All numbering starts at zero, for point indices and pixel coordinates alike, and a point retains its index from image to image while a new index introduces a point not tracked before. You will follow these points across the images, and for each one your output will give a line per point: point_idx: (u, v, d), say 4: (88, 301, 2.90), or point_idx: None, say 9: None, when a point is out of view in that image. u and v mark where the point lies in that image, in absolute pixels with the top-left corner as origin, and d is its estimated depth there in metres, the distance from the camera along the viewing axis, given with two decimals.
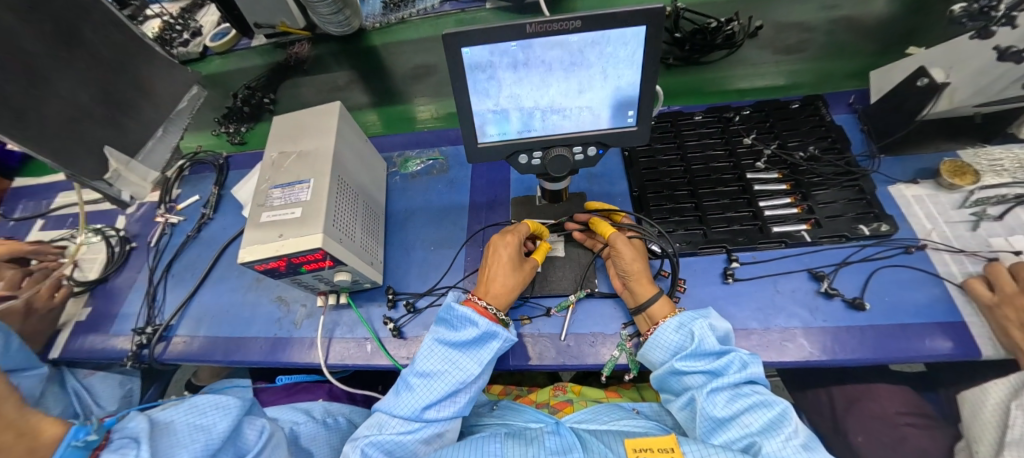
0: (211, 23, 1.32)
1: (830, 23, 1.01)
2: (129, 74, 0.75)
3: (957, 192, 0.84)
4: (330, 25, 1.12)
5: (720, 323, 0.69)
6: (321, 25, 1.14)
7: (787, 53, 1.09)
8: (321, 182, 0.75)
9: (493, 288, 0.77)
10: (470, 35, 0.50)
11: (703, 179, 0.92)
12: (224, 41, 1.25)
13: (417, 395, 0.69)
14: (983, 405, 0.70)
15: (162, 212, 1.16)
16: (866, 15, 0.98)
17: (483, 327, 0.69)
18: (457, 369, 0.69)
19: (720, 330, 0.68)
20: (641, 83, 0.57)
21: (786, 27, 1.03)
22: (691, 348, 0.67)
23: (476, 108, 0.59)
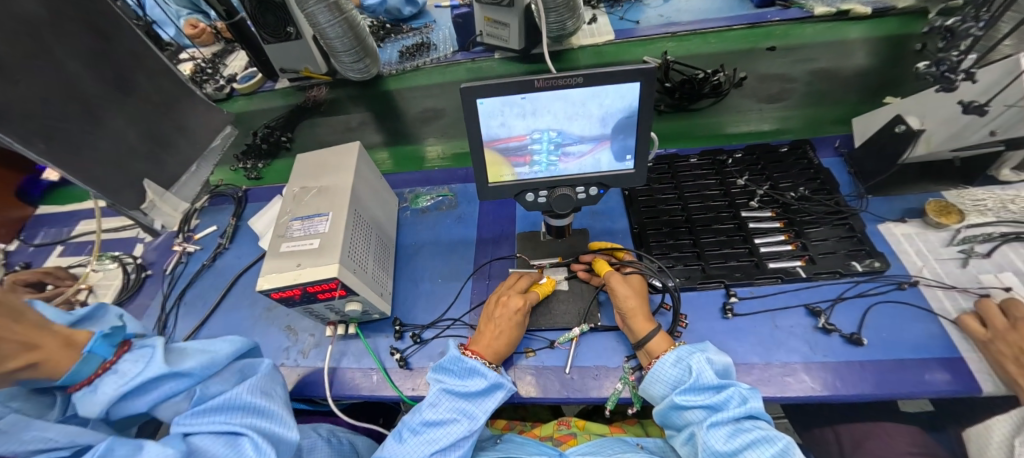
0: (239, 67, 1.44)
1: (808, 75, 1.10)
2: (173, 114, 0.82)
3: (944, 231, 0.88)
4: (350, 72, 1.21)
5: (719, 358, 0.71)
6: (342, 72, 1.24)
7: (775, 100, 1.17)
8: (339, 215, 0.80)
9: (494, 340, 0.79)
10: (485, 88, 0.56)
11: (700, 217, 0.96)
12: (250, 84, 1.34)
13: (421, 444, 0.69)
14: (989, 442, 0.70)
15: (180, 241, 1.21)
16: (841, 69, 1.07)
17: (492, 378, 0.74)
18: (464, 419, 0.71)
19: (719, 364, 0.70)
20: (638, 130, 0.63)
21: (768, 78, 1.13)
22: (691, 384, 0.68)
23: (487, 151, 0.64)
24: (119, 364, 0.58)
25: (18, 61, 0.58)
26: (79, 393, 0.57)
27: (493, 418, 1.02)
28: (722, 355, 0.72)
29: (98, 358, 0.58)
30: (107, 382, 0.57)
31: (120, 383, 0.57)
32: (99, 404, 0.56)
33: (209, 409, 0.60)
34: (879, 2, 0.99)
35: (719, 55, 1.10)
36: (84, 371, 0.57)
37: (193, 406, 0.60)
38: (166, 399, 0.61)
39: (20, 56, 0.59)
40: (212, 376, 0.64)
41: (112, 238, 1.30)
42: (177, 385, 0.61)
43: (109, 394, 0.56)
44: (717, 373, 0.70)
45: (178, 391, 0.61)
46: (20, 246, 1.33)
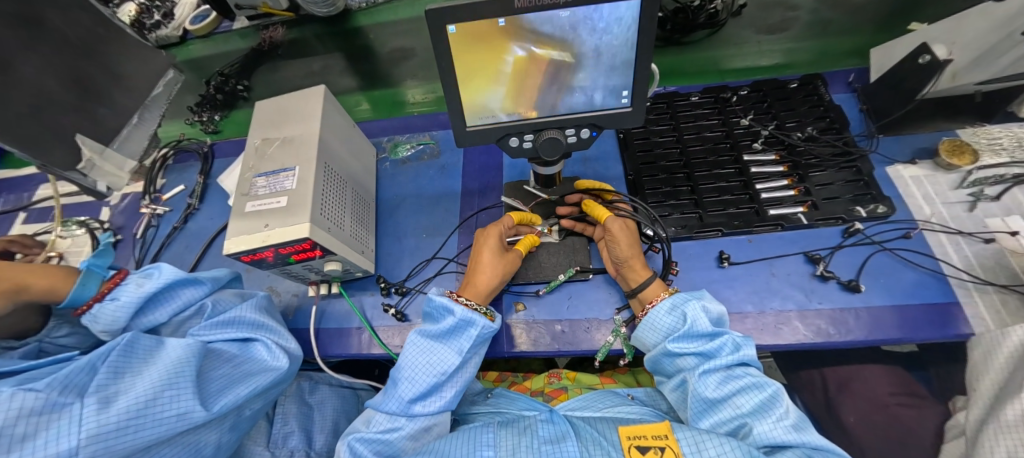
0: (189, 4, 1.26)
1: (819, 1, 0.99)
2: (100, 59, 0.72)
3: (954, 172, 0.83)
4: (314, 7, 1.09)
5: (713, 304, 0.69)
6: (304, 6, 1.11)
7: (783, 29, 1.06)
8: (307, 169, 0.73)
9: (477, 278, 0.76)
10: (455, 11, 0.47)
11: (700, 162, 0.90)
12: (205, 24, 1.22)
13: (401, 390, 0.68)
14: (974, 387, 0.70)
15: (147, 202, 1.13)
16: None
17: (458, 315, 0.69)
18: (437, 361, 0.69)
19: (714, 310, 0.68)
20: (635, 61, 0.55)
21: (770, 5, 1.01)
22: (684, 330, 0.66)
23: (462, 90, 0.56)
24: (129, 281, 0.67)
25: None
26: (89, 310, 0.65)
27: (484, 370, 1.03)
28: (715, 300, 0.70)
29: (98, 277, 0.67)
30: (124, 294, 0.66)
31: (137, 292, 0.66)
32: (120, 312, 0.65)
33: (221, 319, 0.69)
34: None
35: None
36: (91, 288, 0.65)
37: (207, 316, 0.70)
38: (178, 312, 0.70)
39: None
40: (216, 293, 0.74)
41: (76, 202, 1.22)
42: (190, 297, 0.71)
43: (128, 302, 0.65)
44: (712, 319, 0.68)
45: (190, 303, 0.71)
46: None
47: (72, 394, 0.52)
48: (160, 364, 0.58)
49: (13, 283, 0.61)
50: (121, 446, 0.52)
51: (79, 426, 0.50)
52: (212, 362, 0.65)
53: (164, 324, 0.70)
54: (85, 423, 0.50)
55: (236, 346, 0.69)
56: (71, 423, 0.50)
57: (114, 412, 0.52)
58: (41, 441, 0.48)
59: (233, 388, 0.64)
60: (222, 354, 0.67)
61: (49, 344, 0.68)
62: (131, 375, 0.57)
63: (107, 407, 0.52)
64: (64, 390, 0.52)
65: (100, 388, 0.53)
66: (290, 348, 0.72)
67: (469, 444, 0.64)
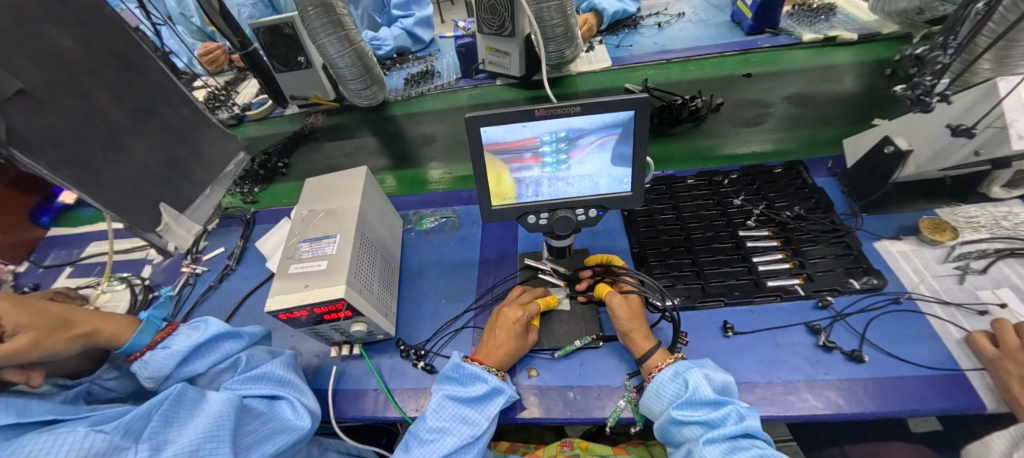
0: (249, 94, 1.54)
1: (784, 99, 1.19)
2: (190, 142, 0.88)
3: (939, 247, 0.89)
4: (358, 99, 1.29)
5: (715, 370, 0.72)
6: (350, 98, 1.31)
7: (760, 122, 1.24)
8: (347, 237, 0.83)
9: (498, 351, 0.81)
10: (485, 118, 0.56)
11: (699, 236, 0.98)
12: (261, 110, 1.40)
13: (426, 451, 0.70)
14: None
15: (188, 262, 1.23)
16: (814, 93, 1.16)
17: (493, 383, 0.75)
18: (466, 424, 0.72)
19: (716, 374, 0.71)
20: (633, 156, 0.62)
21: (745, 103, 1.23)
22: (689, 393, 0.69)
23: (488, 177, 0.63)
24: (179, 332, 0.74)
25: (50, 90, 0.64)
26: (140, 357, 0.71)
27: (496, 440, 1.02)
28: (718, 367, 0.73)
29: (155, 327, 0.74)
30: (175, 342, 0.72)
31: (186, 341, 0.71)
32: (168, 359, 0.70)
33: (252, 373, 0.73)
34: (863, 30, 1.08)
35: (699, 82, 1.20)
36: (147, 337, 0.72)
37: (241, 369, 0.74)
38: (217, 363, 0.75)
39: (49, 88, 0.64)
40: (251, 349, 0.79)
41: (121, 260, 1.32)
42: (228, 350, 0.76)
43: (178, 350, 0.71)
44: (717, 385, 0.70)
45: (227, 356, 0.75)
46: (29, 268, 1.35)
47: (130, 439, 0.57)
48: (203, 416, 0.62)
49: (89, 328, 0.69)
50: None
51: None
52: (246, 416, 0.68)
53: (200, 376, 0.74)
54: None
55: (264, 404, 0.72)
56: None
57: None
58: None
59: (264, 443, 0.67)
60: (252, 410, 0.69)
61: (96, 387, 0.74)
62: (179, 423, 0.61)
63: (156, 455, 0.56)
64: (125, 434, 0.57)
65: (152, 435, 0.57)
66: (311, 406, 0.75)
67: None
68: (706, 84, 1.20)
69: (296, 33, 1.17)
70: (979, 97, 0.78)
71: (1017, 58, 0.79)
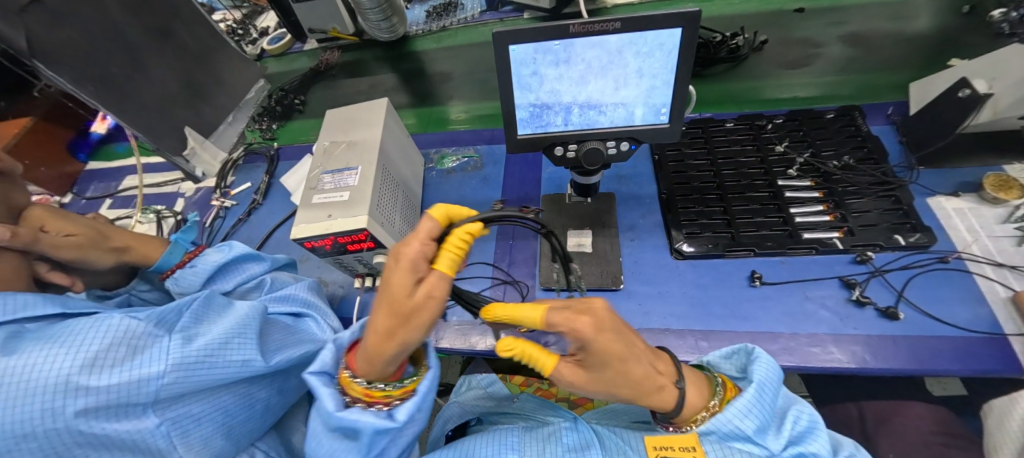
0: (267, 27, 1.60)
1: (840, 38, 1.07)
2: (208, 64, 0.92)
3: (1001, 207, 0.81)
4: (378, 31, 1.24)
5: (771, 377, 0.61)
6: (371, 32, 1.27)
7: (808, 64, 1.13)
8: (368, 169, 0.81)
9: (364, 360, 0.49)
10: (516, 34, 0.51)
11: (733, 184, 0.92)
12: (280, 46, 1.39)
13: None
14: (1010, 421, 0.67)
15: (217, 196, 1.26)
16: (878, 32, 1.04)
17: (336, 413, 0.50)
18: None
19: (772, 383, 0.60)
20: (674, 83, 0.56)
21: (794, 42, 1.09)
22: (754, 448, 0.56)
23: (515, 103, 0.59)
24: (205, 253, 0.77)
25: None
26: (171, 274, 0.75)
27: (511, 375, 1.05)
28: (774, 373, 0.62)
29: (182, 248, 0.78)
30: (202, 262, 0.76)
31: (211, 261, 0.75)
32: (195, 278, 0.74)
33: (278, 293, 0.76)
34: None
35: (742, 18, 1.06)
36: (176, 257, 0.76)
37: (267, 290, 0.77)
38: (243, 282, 0.78)
39: None
40: (276, 272, 0.82)
41: (156, 192, 1.36)
42: (254, 272, 0.79)
43: (204, 269, 0.75)
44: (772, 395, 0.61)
45: (253, 277, 0.79)
46: (73, 199, 1.41)
47: (163, 330, 0.61)
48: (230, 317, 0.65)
49: (123, 244, 0.74)
50: (198, 377, 0.58)
51: (165, 354, 0.57)
52: (272, 327, 0.71)
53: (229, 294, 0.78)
54: (171, 352, 0.57)
55: (290, 319, 0.75)
56: (159, 352, 0.57)
57: (193, 348, 0.59)
58: (136, 362, 0.55)
59: (287, 349, 0.70)
60: (278, 323, 0.72)
61: (134, 298, 0.79)
62: (209, 323, 0.64)
63: (188, 343, 0.59)
64: (158, 325, 0.61)
65: (184, 328, 0.61)
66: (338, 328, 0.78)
67: (496, 445, 0.65)
68: (751, 20, 1.06)
69: None
70: None
71: None
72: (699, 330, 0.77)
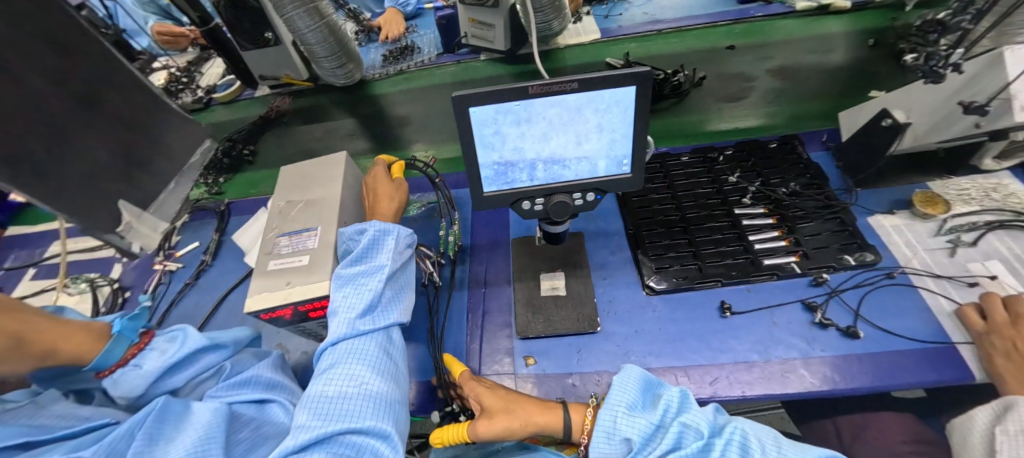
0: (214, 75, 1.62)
1: (770, 72, 1.17)
2: (145, 131, 0.90)
3: (930, 221, 0.88)
4: (333, 78, 1.29)
5: (635, 381, 0.66)
6: (326, 78, 1.30)
7: (744, 96, 1.22)
8: (329, 229, 0.78)
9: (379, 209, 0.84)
10: (476, 97, 0.52)
11: (694, 216, 0.95)
12: (229, 92, 1.35)
13: (349, 318, 0.68)
14: (971, 435, 0.64)
15: (160, 259, 1.16)
16: (801, 66, 1.15)
17: (375, 227, 0.75)
18: (368, 277, 0.71)
19: (637, 382, 0.66)
20: (632, 136, 0.58)
21: (729, 77, 1.19)
22: (638, 423, 0.62)
23: (480, 161, 0.58)
24: (153, 347, 0.67)
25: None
26: (109, 375, 0.63)
27: None
28: (638, 372, 0.67)
29: (126, 341, 0.66)
30: (148, 361, 0.65)
31: (160, 360, 0.65)
32: (141, 380, 0.63)
33: (237, 378, 0.69)
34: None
35: (682, 55, 1.16)
36: (116, 353, 0.64)
37: (225, 377, 0.70)
38: (197, 375, 0.69)
39: None
40: (236, 355, 0.74)
41: (88, 258, 1.24)
42: (210, 361, 0.71)
43: (151, 370, 0.64)
44: (649, 393, 0.67)
45: (209, 366, 0.71)
46: None
47: None
48: (192, 429, 0.58)
49: (44, 348, 0.58)
50: None
51: None
52: (236, 425, 0.64)
53: (180, 388, 0.69)
54: None
55: (254, 408, 0.68)
56: None
57: None
58: None
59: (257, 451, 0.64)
60: (241, 417, 0.65)
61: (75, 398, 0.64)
62: (166, 439, 0.58)
63: None
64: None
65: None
66: None
67: None
68: (690, 57, 1.16)
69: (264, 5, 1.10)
70: (984, 67, 0.75)
71: (1016, 26, 0.77)
72: (679, 366, 0.77)
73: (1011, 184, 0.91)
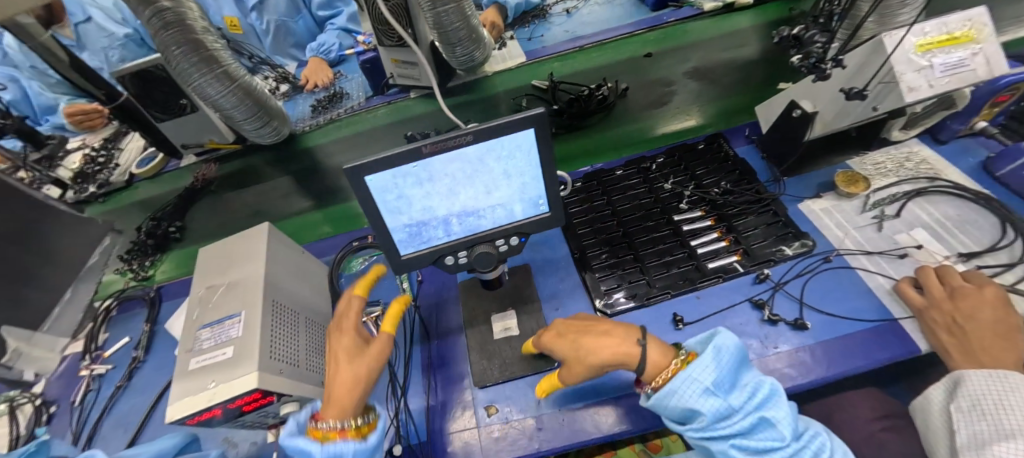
0: (134, 149, 1.53)
1: (688, 74, 1.21)
2: (30, 242, 0.78)
3: (856, 199, 0.90)
4: (259, 138, 1.26)
5: (729, 356, 0.61)
6: (251, 139, 1.29)
7: (668, 101, 1.26)
8: (254, 313, 0.72)
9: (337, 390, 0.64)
10: (367, 166, 0.49)
11: (636, 229, 0.95)
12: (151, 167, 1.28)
13: None
14: (932, 413, 0.65)
15: (86, 363, 1.06)
16: (715, 65, 1.19)
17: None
18: None
19: (729, 358, 0.61)
20: (541, 176, 0.56)
21: (649, 84, 1.23)
22: (717, 400, 0.59)
23: (391, 227, 0.55)
24: None
25: None
26: None
27: None
28: (736, 341, 0.62)
29: None
30: None
31: None
32: None
33: None
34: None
35: (603, 68, 1.20)
36: None
37: None
38: None
39: None
40: None
41: None
42: None
43: None
44: (736, 362, 0.62)
45: None
46: None
47: None
48: None
49: None
50: None
51: None
52: None
53: None
54: None
55: None
56: None
57: None
58: None
59: None
60: None
61: None
62: None
63: None
64: None
65: None
66: None
67: None
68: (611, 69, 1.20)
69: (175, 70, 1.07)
70: (867, 54, 0.76)
71: (895, 7, 0.79)
72: None
73: (921, 152, 0.95)
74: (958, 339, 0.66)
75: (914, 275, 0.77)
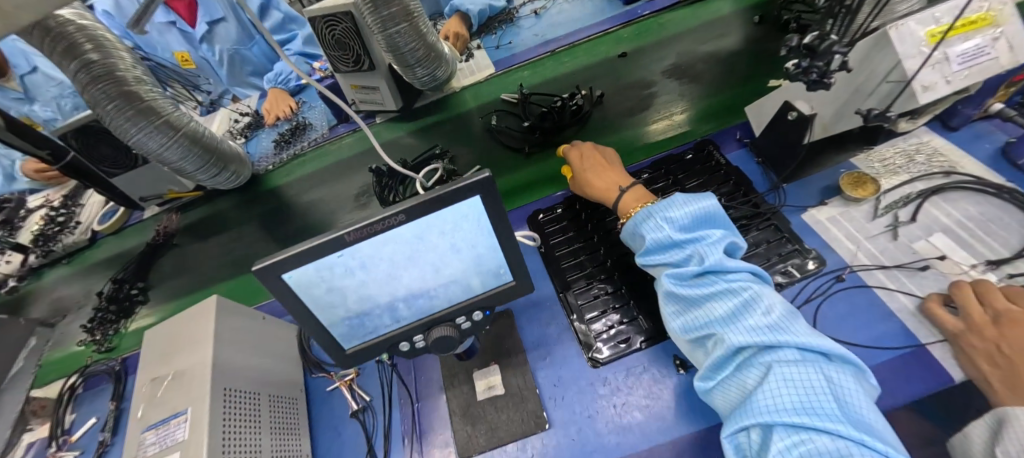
0: (96, 203, 1.42)
1: None
2: None
3: (865, 203, 0.81)
4: (218, 185, 1.19)
5: (698, 210, 0.71)
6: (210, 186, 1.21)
7: (649, 104, 1.16)
8: (201, 408, 0.64)
9: None
10: (280, 265, 0.40)
11: (624, 258, 0.86)
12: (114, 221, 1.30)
13: None
14: None
15: (52, 451, 0.98)
16: None
17: None
18: None
19: (696, 210, 0.71)
20: (498, 244, 0.48)
21: (627, 86, 1.17)
22: (667, 232, 0.70)
23: (327, 322, 0.47)
24: None
25: None
26: None
27: None
28: (711, 202, 0.71)
29: None
30: None
31: None
32: None
33: None
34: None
35: (575, 74, 1.17)
36: None
37: None
38: None
39: None
40: None
41: None
42: None
43: None
44: (705, 220, 0.71)
45: None
46: None
47: None
48: None
49: None
50: None
51: None
52: None
53: None
54: None
55: None
56: None
57: None
58: None
59: None
60: None
61: None
62: None
63: None
64: None
65: None
66: None
67: None
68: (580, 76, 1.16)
69: (113, 124, 0.99)
70: (868, 48, 0.68)
71: None
72: (643, 451, 0.66)
73: (932, 142, 0.86)
74: (1001, 369, 0.56)
75: (946, 293, 0.68)
